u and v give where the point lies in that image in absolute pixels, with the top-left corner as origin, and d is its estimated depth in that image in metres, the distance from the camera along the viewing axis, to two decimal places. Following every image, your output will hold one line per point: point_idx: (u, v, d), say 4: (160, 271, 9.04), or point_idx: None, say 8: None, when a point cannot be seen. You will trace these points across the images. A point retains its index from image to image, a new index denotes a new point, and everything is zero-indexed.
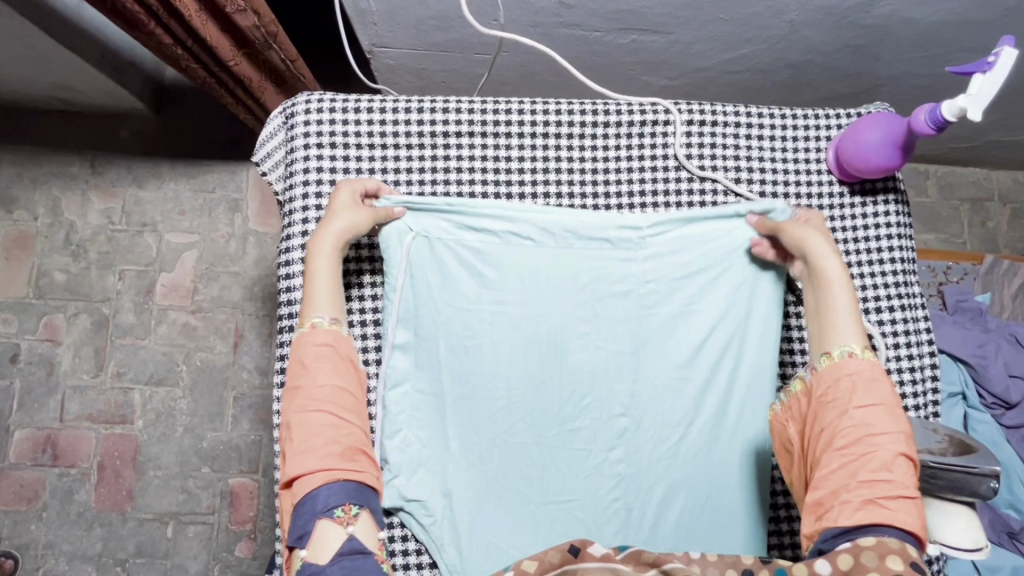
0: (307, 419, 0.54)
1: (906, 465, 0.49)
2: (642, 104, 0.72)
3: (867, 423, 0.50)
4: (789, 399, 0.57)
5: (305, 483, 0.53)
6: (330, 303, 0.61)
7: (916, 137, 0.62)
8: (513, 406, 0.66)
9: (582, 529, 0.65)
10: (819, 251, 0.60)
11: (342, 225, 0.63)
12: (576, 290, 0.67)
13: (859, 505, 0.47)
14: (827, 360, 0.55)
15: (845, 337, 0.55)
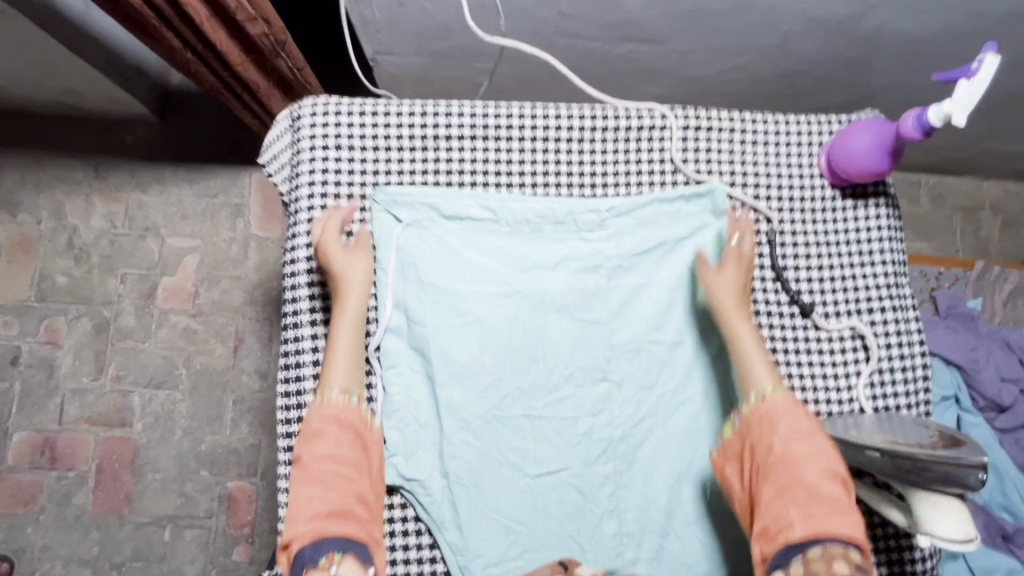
0: (312, 476, 0.56)
1: (834, 481, 0.53)
2: (640, 109, 0.72)
3: (789, 451, 0.55)
4: (723, 444, 0.61)
5: (299, 536, 0.53)
6: (347, 374, 0.61)
7: (905, 143, 0.64)
8: (506, 388, 0.66)
9: (575, 496, 0.65)
10: (725, 295, 0.64)
11: (360, 291, 0.64)
12: (554, 266, 0.68)
13: (799, 527, 0.51)
14: (748, 405, 0.59)
15: (758, 379, 0.60)
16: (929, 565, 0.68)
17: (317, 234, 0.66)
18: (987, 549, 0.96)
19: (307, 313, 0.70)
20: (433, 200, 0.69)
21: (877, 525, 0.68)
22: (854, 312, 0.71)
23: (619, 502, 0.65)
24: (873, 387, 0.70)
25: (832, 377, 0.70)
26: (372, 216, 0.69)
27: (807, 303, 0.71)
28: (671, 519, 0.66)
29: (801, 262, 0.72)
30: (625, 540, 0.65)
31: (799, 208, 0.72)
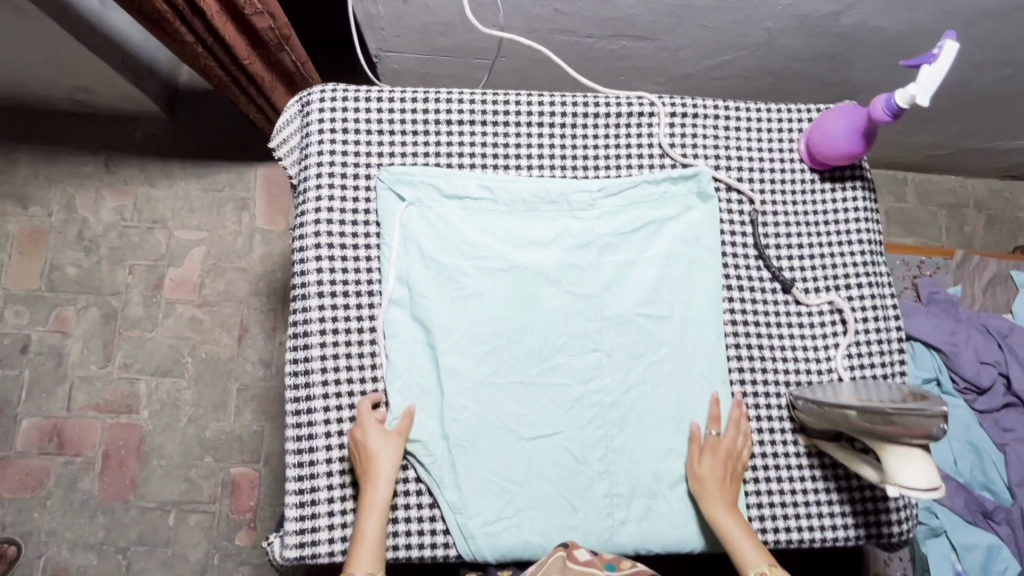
0: None
1: None
2: (629, 98, 0.77)
3: None
4: None
5: None
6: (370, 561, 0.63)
7: (876, 126, 0.68)
8: (502, 356, 0.70)
9: (568, 458, 0.69)
10: (712, 486, 0.67)
11: (392, 475, 0.66)
12: (548, 241, 0.73)
13: None
14: None
15: (752, 560, 0.63)
16: (904, 528, 0.72)
17: (363, 413, 0.67)
18: (970, 526, 0.99)
19: (315, 284, 0.71)
20: (435, 181, 0.73)
21: (856, 488, 0.72)
22: (832, 288, 0.75)
23: (609, 464, 0.69)
24: (851, 358, 0.73)
25: (811, 349, 0.74)
26: (377, 194, 0.73)
27: (787, 279, 0.75)
28: (659, 481, 0.69)
29: (783, 240, 0.76)
30: (616, 501, 0.69)
31: (779, 189, 0.76)
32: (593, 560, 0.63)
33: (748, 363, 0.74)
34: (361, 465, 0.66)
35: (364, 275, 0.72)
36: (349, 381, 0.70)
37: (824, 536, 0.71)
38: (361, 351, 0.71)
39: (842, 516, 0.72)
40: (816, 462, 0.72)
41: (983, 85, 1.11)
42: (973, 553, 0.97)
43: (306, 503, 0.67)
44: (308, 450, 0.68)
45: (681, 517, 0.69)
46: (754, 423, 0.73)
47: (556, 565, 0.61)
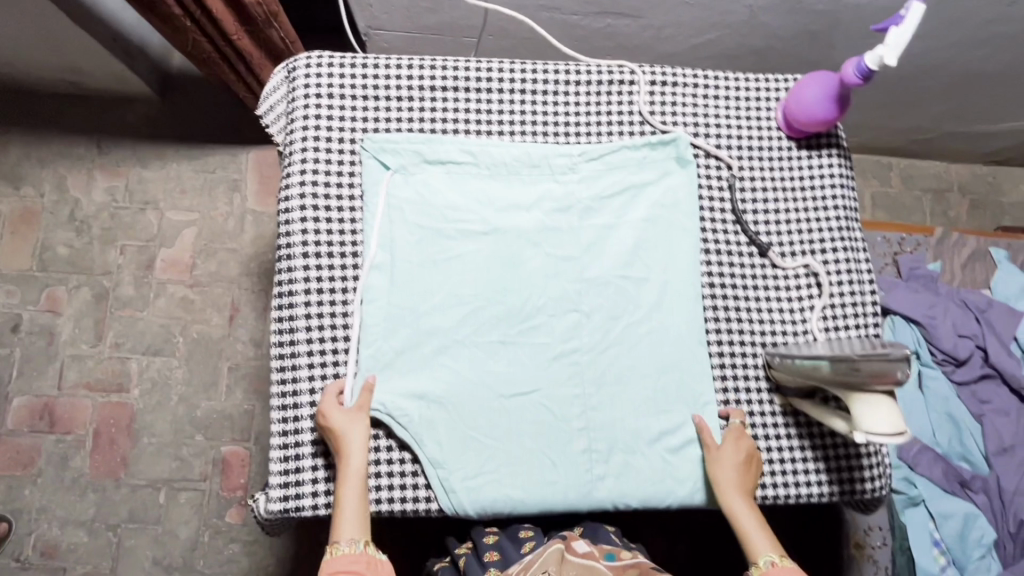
0: None
1: None
2: (609, 66, 0.78)
3: None
4: None
5: None
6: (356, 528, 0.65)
7: (849, 90, 0.70)
8: (483, 317, 0.71)
9: (547, 415, 0.70)
10: (727, 480, 0.68)
11: (363, 446, 0.67)
12: (529, 205, 0.74)
13: None
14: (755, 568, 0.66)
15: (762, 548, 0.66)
16: (876, 484, 0.74)
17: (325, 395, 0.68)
18: (947, 495, 1.01)
19: (299, 246, 0.71)
20: (419, 146, 0.74)
21: (830, 446, 0.73)
22: (808, 252, 0.77)
23: (588, 421, 0.71)
24: (826, 320, 0.75)
25: (787, 311, 0.76)
26: (362, 161, 0.74)
27: (764, 243, 0.76)
28: (636, 439, 0.71)
29: (760, 206, 0.77)
30: (594, 456, 0.70)
31: (756, 157, 0.78)
32: (590, 551, 0.68)
33: (725, 325, 0.75)
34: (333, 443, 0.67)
35: (348, 234, 0.73)
36: (333, 339, 0.70)
37: (798, 492, 0.73)
38: (344, 312, 0.71)
39: (817, 472, 0.73)
40: (791, 420, 0.74)
41: (962, 65, 1.13)
42: (949, 522, 0.99)
43: (290, 457, 0.69)
44: (292, 406, 0.69)
45: (658, 471, 0.71)
46: (729, 382, 0.74)
47: (555, 556, 0.66)
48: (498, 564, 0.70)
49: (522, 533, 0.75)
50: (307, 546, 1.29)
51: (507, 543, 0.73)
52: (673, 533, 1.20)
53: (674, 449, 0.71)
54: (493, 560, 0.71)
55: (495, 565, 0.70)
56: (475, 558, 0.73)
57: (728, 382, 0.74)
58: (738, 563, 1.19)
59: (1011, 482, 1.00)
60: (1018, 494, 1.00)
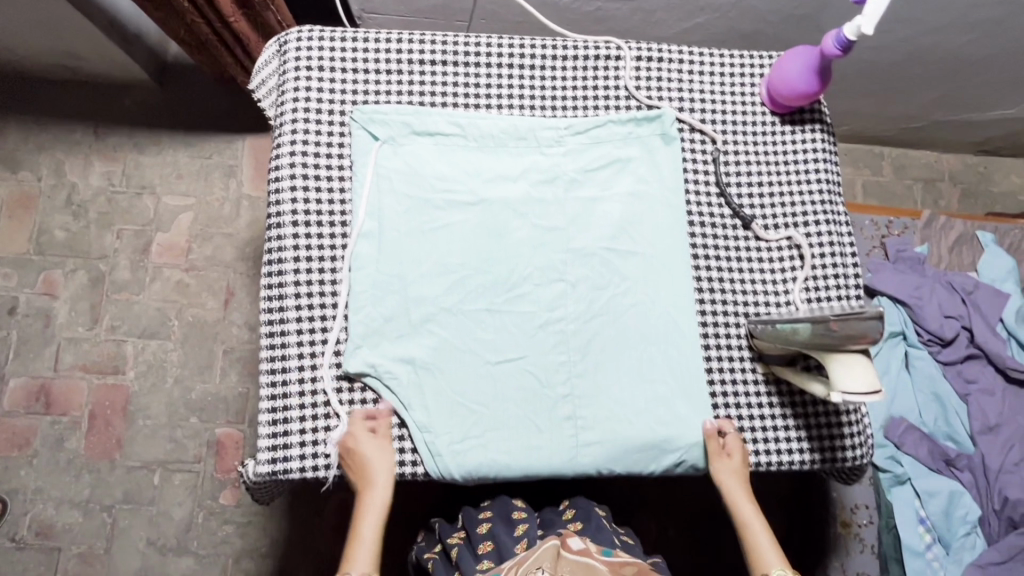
0: None
1: None
2: (596, 42, 0.79)
3: None
4: None
5: None
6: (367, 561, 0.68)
7: (830, 62, 0.71)
8: (470, 285, 0.73)
9: (532, 382, 0.72)
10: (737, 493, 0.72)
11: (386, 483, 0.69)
12: (516, 176, 0.75)
13: None
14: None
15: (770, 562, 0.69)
16: (857, 453, 0.75)
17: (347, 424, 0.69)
18: (933, 474, 1.02)
19: (289, 214, 0.73)
20: (407, 119, 0.75)
21: (812, 415, 0.74)
22: (791, 225, 0.78)
23: (573, 388, 0.72)
24: (808, 291, 0.76)
25: (770, 283, 0.77)
26: (352, 133, 0.75)
27: (747, 215, 0.78)
28: (620, 406, 0.72)
29: (743, 179, 0.79)
30: (578, 423, 0.71)
31: (740, 131, 0.79)
32: (586, 548, 0.68)
33: (709, 296, 0.76)
34: (355, 473, 0.69)
35: (337, 203, 0.74)
36: (321, 306, 0.72)
37: (780, 460, 0.74)
38: (333, 279, 0.72)
39: (799, 440, 0.74)
40: (774, 389, 0.75)
41: (950, 51, 1.14)
42: (934, 500, 1.00)
43: (278, 421, 0.70)
44: (281, 370, 0.70)
45: (641, 438, 0.72)
46: (713, 352, 0.75)
47: (551, 552, 0.66)
48: (493, 555, 0.71)
49: (515, 515, 0.76)
50: (300, 528, 1.30)
51: (502, 532, 0.74)
52: (663, 519, 1.20)
53: (658, 418, 0.72)
54: (488, 550, 0.72)
55: (490, 557, 0.71)
56: (469, 548, 0.74)
57: (712, 351, 0.75)
58: (729, 548, 1.20)
59: (996, 460, 1.01)
60: (1003, 472, 1.00)
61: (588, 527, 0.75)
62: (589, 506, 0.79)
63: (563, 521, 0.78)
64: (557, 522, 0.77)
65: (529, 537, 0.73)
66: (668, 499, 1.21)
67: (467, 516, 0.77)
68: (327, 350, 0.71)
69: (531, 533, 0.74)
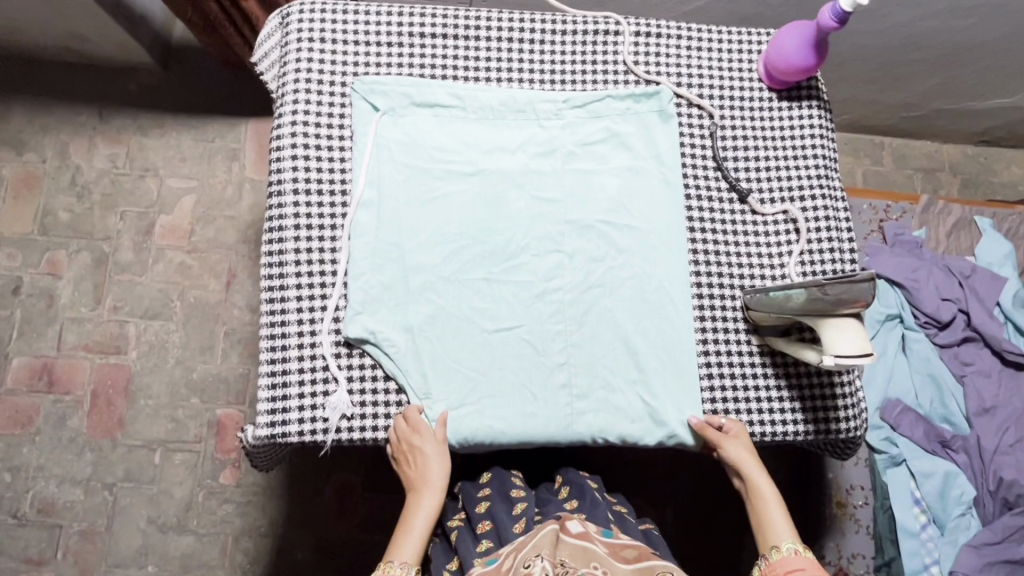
0: None
1: None
2: (596, 17, 0.80)
3: None
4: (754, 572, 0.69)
5: None
6: (414, 554, 0.68)
7: (826, 35, 0.72)
8: (467, 255, 0.73)
9: (527, 351, 0.72)
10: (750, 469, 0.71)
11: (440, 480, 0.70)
12: (515, 149, 0.76)
13: None
14: (777, 552, 0.67)
15: (782, 534, 0.68)
16: (851, 425, 0.75)
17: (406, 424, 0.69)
18: (929, 455, 1.02)
19: (290, 182, 0.74)
20: (408, 90, 0.76)
21: (807, 387, 0.75)
22: (787, 199, 0.78)
23: (568, 357, 0.73)
24: (803, 264, 0.77)
25: (766, 256, 0.77)
26: (353, 104, 0.76)
27: (744, 189, 0.78)
28: (615, 376, 0.73)
29: (740, 153, 0.79)
30: (573, 392, 0.72)
31: (738, 106, 0.80)
32: (585, 531, 0.65)
33: (705, 268, 0.77)
34: (412, 471, 0.70)
35: (336, 172, 0.75)
36: (321, 273, 0.72)
37: (774, 430, 0.74)
38: (332, 247, 0.73)
39: (793, 411, 0.75)
40: (769, 360, 0.75)
41: (948, 36, 1.14)
42: (931, 481, 1.00)
43: (277, 385, 0.71)
44: (281, 335, 0.71)
45: (635, 407, 0.72)
46: (708, 323, 0.76)
47: (550, 538, 0.62)
48: (492, 535, 0.71)
49: (513, 493, 0.76)
50: (299, 508, 1.31)
51: (498, 509, 0.73)
52: (660, 504, 1.21)
53: (654, 388, 0.72)
54: (487, 530, 0.71)
55: (490, 536, 0.71)
56: (468, 529, 0.74)
57: (707, 322, 0.76)
58: (725, 530, 1.20)
59: (992, 442, 1.01)
60: (998, 454, 1.01)
61: (583, 504, 0.75)
62: (582, 481, 0.79)
63: (558, 498, 0.77)
64: (553, 499, 0.77)
65: (527, 516, 0.73)
66: (665, 484, 1.21)
67: (467, 496, 0.77)
68: (326, 315, 0.71)
69: (529, 512, 0.74)
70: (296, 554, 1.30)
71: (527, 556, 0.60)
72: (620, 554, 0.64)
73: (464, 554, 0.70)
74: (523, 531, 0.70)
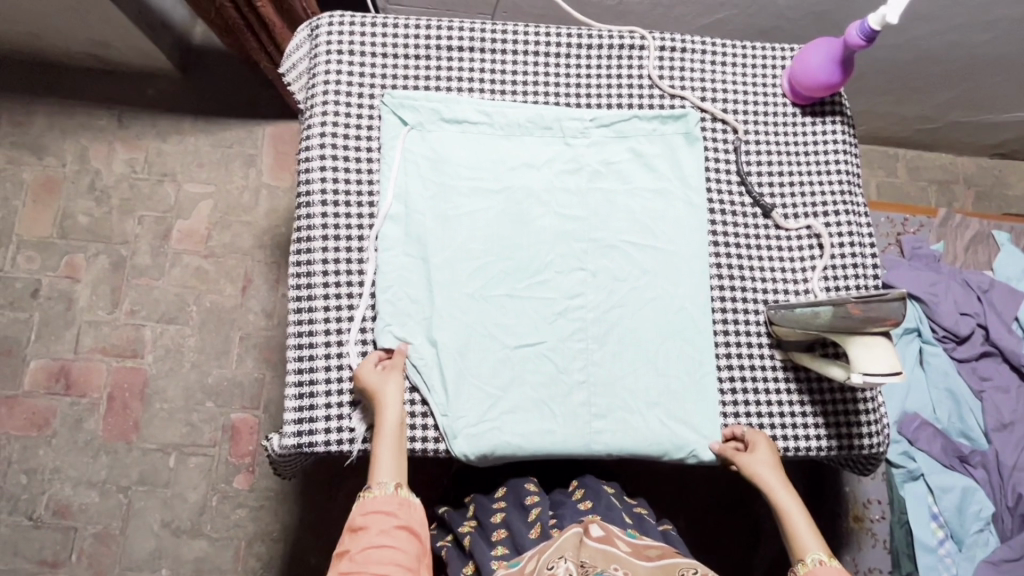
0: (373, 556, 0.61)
1: None
2: (620, 31, 0.80)
3: None
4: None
5: None
6: (392, 471, 0.67)
7: (852, 53, 0.73)
8: (491, 270, 0.74)
9: (549, 368, 0.73)
10: (772, 482, 0.70)
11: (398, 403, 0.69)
12: (539, 165, 0.77)
13: None
14: (803, 565, 0.65)
15: (809, 546, 0.66)
16: (874, 441, 0.75)
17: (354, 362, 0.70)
18: (946, 470, 1.02)
19: (318, 193, 0.74)
20: (436, 105, 0.76)
21: (830, 401, 0.75)
22: (811, 214, 0.79)
23: (590, 375, 0.73)
24: (827, 279, 0.77)
25: (789, 271, 0.78)
26: (381, 117, 0.76)
27: (768, 204, 0.78)
28: (639, 397, 0.73)
29: (764, 168, 0.79)
30: (595, 410, 0.72)
31: (763, 121, 0.80)
32: (607, 534, 0.66)
33: (728, 283, 0.77)
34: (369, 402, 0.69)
35: (364, 183, 0.75)
36: (348, 284, 0.73)
37: (797, 445, 0.74)
38: (357, 259, 0.74)
39: (816, 426, 0.75)
40: (792, 374, 0.75)
41: (965, 51, 1.15)
42: (949, 495, 1.00)
43: (304, 395, 0.71)
44: (308, 346, 0.72)
45: (658, 425, 0.72)
46: (732, 337, 0.76)
47: (573, 541, 0.63)
48: (507, 542, 0.71)
49: (528, 500, 0.76)
50: (313, 513, 1.31)
51: (514, 518, 0.73)
52: (674, 512, 1.21)
53: (675, 405, 0.73)
54: (502, 537, 0.71)
55: (505, 543, 0.71)
56: (482, 535, 0.74)
57: (731, 338, 0.76)
58: (737, 536, 1.20)
59: (1010, 457, 1.01)
60: (1017, 469, 1.00)
61: (597, 506, 0.74)
62: (597, 485, 0.78)
63: (572, 500, 0.77)
64: (567, 501, 0.76)
65: (542, 522, 0.72)
66: (679, 493, 1.21)
67: (481, 505, 0.77)
68: (353, 326, 0.72)
69: (544, 517, 0.73)
70: (308, 559, 1.30)
71: (550, 558, 0.61)
72: (642, 553, 0.64)
73: (479, 558, 0.69)
74: (539, 536, 0.70)
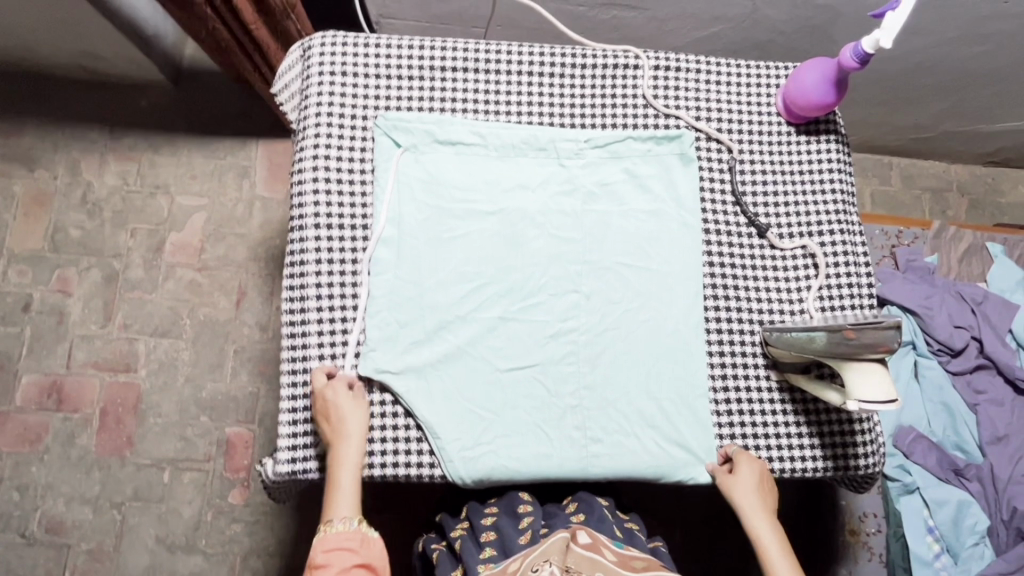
0: None
1: None
2: (614, 51, 0.80)
3: None
4: None
5: None
6: (352, 505, 0.67)
7: (846, 74, 0.73)
8: (485, 293, 0.73)
9: (544, 392, 0.72)
10: (751, 507, 0.70)
11: (360, 432, 0.69)
12: (533, 187, 0.76)
13: None
14: None
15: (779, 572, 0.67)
16: (870, 461, 0.75)
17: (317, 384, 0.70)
18: (942, 484, 1.02)
19: (311, 216, 0.74)
20: (430, 127, 0.76)
21: (825, 421, 0.75)
22: (806, 234, 0.79)
23: (584, 400, 0.72)
24: (822, 299, 0.77)
25: (784, 291, 0.77)
26: (375, 139, 0.76)
27: (763, 224, 0.78)
28: (634, 421, 0.72)
29: (758, 187, 0.79)
30: (589, 434, 0.72)
31: (757, 141, 0.80)
32: (595, 542, 0.65)
33: (723, 303, 0.77)
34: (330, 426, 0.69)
35: (357, 206, 0.75)
36: (342, 308, 0.73)
37: (793, 466, 0.74)
38: (351, 282, 0.73)
39: (811, 446, 0.75)
40: (787, 395, 0.75)
41: (957, 63, 1.15)
42: (944, 509, 1.00)
43: (298, 421, 0.72)
44: (302, 370, 0.72)
45: (653, 449, 0.72)
46: (728, 358, 0.76)
47: (559, 545, 0.63)
48: (496, 545, 0.71)
49: (520, 509, 0.75)
50: (309, 527, 1.30)
51: (504, 521, 0.73)
52: (670, 524, 1.21)
53: (670, 428, 0.73)
54: (490, 539, 0.71)
55: (493, 546, 0.71)
56: (472, 538, 0.73)
57: (727, 359, 0.76)
58: (733, 549, 1.20)
59: (1004, 470, 1.01)
60: (1013, 482, 1.00)
61: (590, 519, 0.74)
62: (591, 497, 0.78)
63: (565, 512, 0.76)
64: (560, 513, 0.76)
65: (533, 530, 0.72)
66: (675, 506, 1.21)
67: (473, 509, 0.77)
68: (347, 351, 0.72)
69: (536, 526, 0.73)
70: None
71: (535, 561, 0.61)
72: (629, 563, 0.63)
73: (467, 560, 0.69)
74: (528, 543, 0.70)
